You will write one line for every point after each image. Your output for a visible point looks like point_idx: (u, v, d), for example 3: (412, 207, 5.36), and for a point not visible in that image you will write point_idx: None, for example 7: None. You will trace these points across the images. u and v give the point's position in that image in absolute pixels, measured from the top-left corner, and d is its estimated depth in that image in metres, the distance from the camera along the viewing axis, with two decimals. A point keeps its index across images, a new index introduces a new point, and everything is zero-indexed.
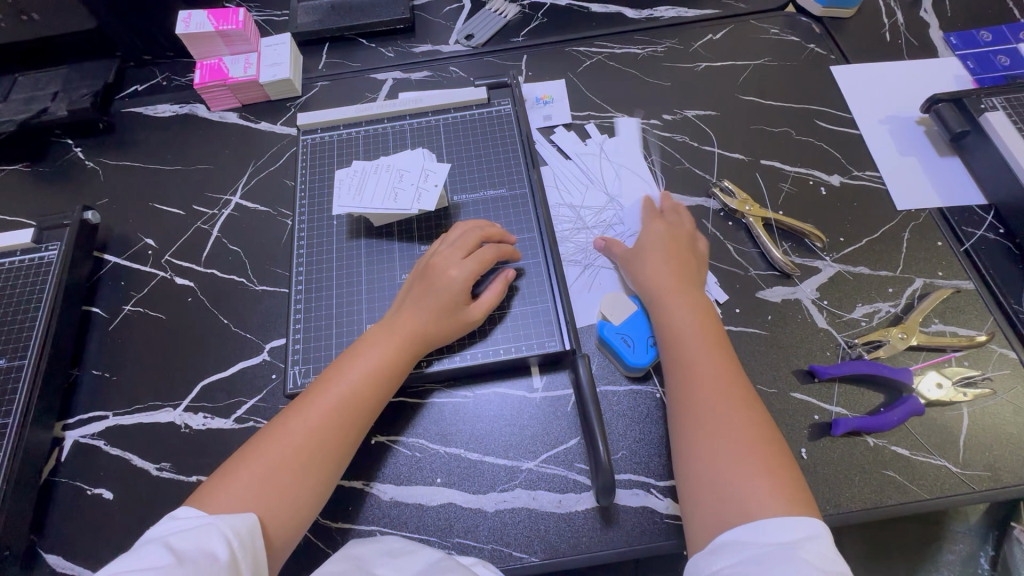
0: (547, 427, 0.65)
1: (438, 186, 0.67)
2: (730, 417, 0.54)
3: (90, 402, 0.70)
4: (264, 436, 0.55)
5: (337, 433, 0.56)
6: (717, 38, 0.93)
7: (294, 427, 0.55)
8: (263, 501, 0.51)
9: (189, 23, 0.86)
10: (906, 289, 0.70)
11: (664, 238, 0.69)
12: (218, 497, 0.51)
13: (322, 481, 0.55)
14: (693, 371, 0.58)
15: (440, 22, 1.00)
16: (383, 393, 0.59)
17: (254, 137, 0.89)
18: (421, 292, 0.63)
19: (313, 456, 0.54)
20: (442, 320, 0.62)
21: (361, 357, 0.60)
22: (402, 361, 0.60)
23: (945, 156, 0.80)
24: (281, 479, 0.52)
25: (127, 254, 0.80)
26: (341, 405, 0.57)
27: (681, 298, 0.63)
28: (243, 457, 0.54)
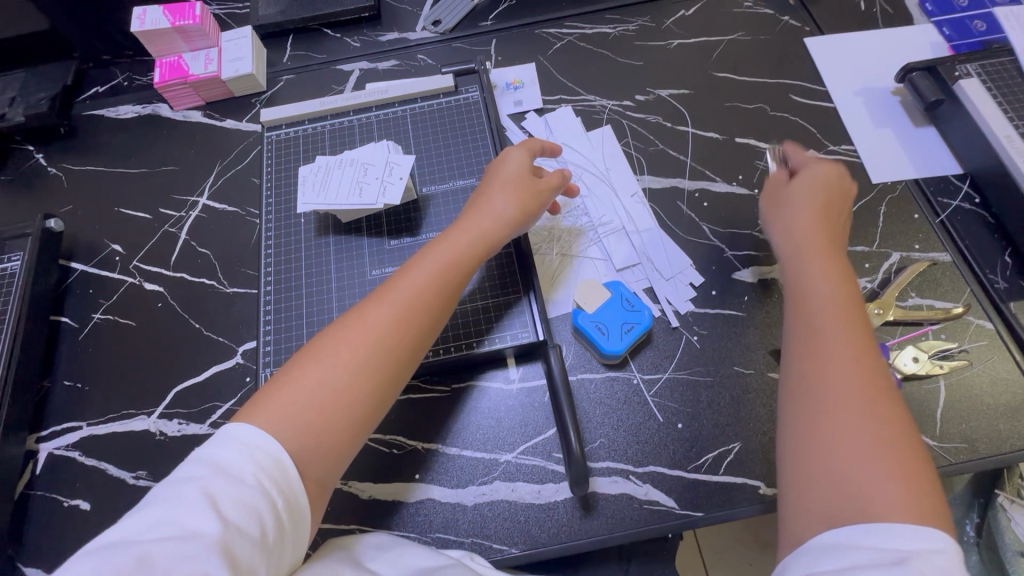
0: (524, 418, 0.64)
1: (403, 180, 0.66)
2: (857, 399, 0.47)
3: (63, 414, 0.69)
4: (319, 346, 0.51)
5: (400, 343, 0.52)
6: (689, 14, 0.91)
7: (355, 334, 0.52)
8: (315, 419, 0.47)
9: (144, 20, 0.83)
10: (883, 264, 0.69)
11: (818, 189, 0.64)
12: (275, 399, 0.47)
13: (383, 394, 0.51)
14: (823, 355, 0.51)
15: (406, 8, 0.97)
16: (446, 295, 0.57)
17: (220, 135, 0.87)
18: (490, 194, 0.63)
19: (375, 366, 0.51)
20: (517, 207, 0.63)
21: (425, 260, 0.58)
22: (467, 260, 0.59)
23: (920, 126, 0.78)
24: (340, 391, 0.49)
25: (95, 261, 0.79)
26: (404, 307, 0.54)
27: (816, 266, 0.57)
28: (295, 370, 0.49)
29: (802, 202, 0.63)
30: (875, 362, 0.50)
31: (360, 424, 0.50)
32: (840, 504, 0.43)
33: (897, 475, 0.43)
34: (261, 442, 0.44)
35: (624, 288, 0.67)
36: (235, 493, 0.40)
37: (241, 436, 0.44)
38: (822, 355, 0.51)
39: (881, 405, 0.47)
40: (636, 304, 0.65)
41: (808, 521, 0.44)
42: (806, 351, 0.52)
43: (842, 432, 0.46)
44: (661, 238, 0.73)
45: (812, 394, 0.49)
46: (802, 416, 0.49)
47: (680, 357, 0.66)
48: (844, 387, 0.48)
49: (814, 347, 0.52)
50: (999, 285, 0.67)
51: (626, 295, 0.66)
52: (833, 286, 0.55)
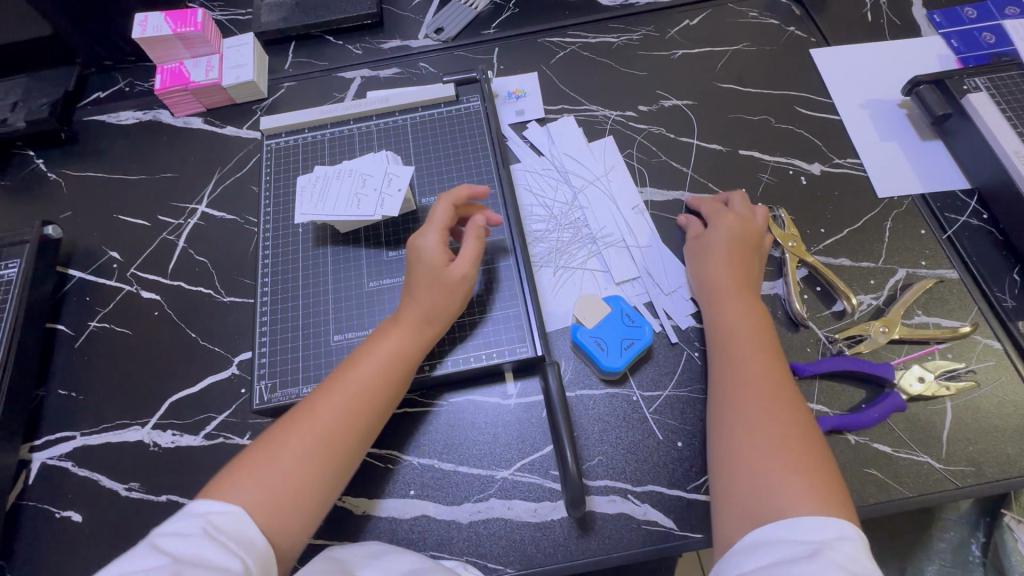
0: (522, 435, 0.63)
1: (401, 191, 0.65)
2: (763, 411, 0.52)
3: (57, 423, 0.69)
4: (269, 437, 0.52)
5: (343, 429, 0.53)
6: (693, 24, 0.90)
7: (296, 429, 0.52)
8: (267, 510, 0.48)
9: (146, 27, 0.83)
10: (888, 280, 0.68)
11: (732, 234, 0.66)
12: (224, 489, 0.48)
13: (332, 479, 0.52)
14: (736, 374, 0.56)
15: (409, 15, 0.97)
16: (395, 381, 0.57)
17: (220, 143, 0.86)
18: (422, 275, 0.61)
19: (324, 454, 0.52)
20: (439, 292, 0.60)
21: (372, 347, 0.58)
22: (414, 345, 0.59)
23: (927, 140, 0.77)
24: (290, 480, 0.49)
25: (92, 268, 0.78)
26: (351, 394, 0.55)
27: (732, 299, 0.62)
28: (244, 463, 0.50)
29: (719, 239, 0.66)
30: (784, 387, 0.54)
31: (312, 511, 0.50)
32: (756, 506, 0.47)
33: (806, 480, 0.47)
34: (216, 510, 0.46)
35: (624, 302, 0.66)
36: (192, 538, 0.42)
37: (198, 507, 0.46)
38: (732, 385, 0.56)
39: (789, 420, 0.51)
40: (636, 321, 0.65)
41: (731, 528, 0.47)
42: (725, 376, 0.57)
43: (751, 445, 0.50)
44: (663, 251, 0.72)
45: (727, 414, 0.54)
46: (720, 439, 0.53)
47: (681, 373, 0.65)
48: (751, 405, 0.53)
49: (730, 373, 0.57)
50: (1007, 303, 0.66)
51: (626, 309, 0.66)
52: (741, 315, 0.60)
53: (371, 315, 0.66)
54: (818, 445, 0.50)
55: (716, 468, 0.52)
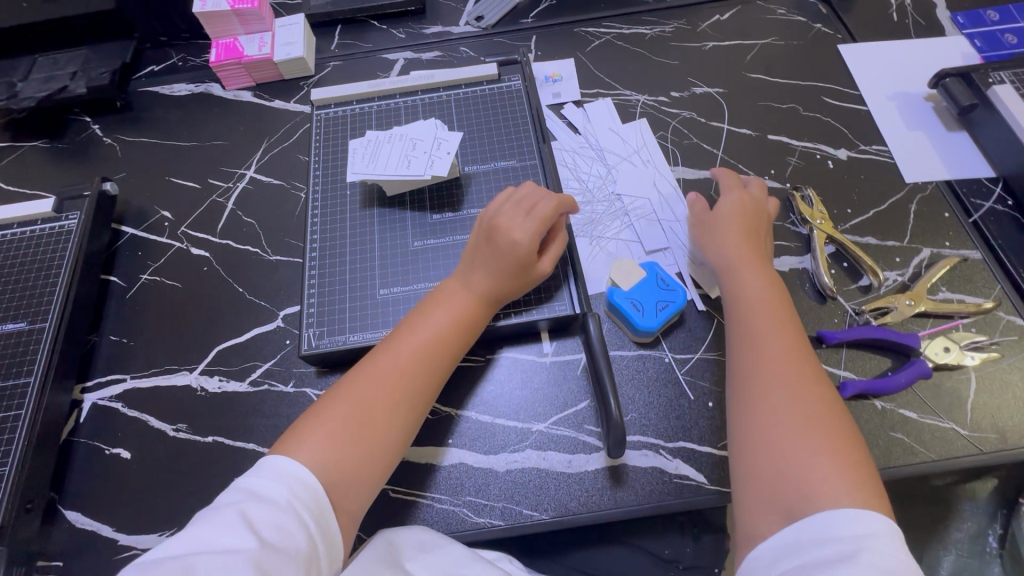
0: (557, 391, 0.65)
1: (450, 154, 0.69)
2: (793, 386, 0.53)
3: (108, 367, 0.72)
4: (345, 394, 0.54)
5: (417, 388, 0.56)
6: (724, 18, 0.94)
7: (373, 387, 0.55)
8: (353, 462, 0.51)
9: (206, 3, 0.87)
10: (914, 258, 0.71)
11: (740, 212, 0.68)
12: (301, 446, 0.50)
13: (404, 434, 0.55)
14: (760, 347, 0.56)
15: (450, 4, 1.01)
16: (458, 346, 0.60)
17: (268, 114, 0.90)
18: (495, 246, 0.62)
19: (395, 414, 0.54)
20: (514, 273, 0.62)
21: (435, 311, 0.60)
22: (478, 314, 0.61)
23: (953, 130, 0.80)
24: (371, 436, 0.52)
25: (144, 226, 0.82)
26: (424, 352, 0.58)
27: (752, 271, 0.63)
28: (328, 419, 0.52)
29: (728, 217, 0.68)
30: (812, 365, 0.55)
31: (388, 464, 0.53)
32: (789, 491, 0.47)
33: (835, 461, 0.47)
34: (299, 478, 0.47)
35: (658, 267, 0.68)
36: (282, 526, 0.43)
37: (280, 470, 0.47)
38: (755, 353, 0.56)
39: (802, 388, 0.52)
40: (672, 283, 0.67)
41: (760, 513, 0.48)
42: (747, 350, 0.57)
43: (772, 423, 0.51)
44: None
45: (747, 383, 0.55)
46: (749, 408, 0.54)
47: (712, 338, 0.67)
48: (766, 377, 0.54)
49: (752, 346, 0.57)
50: None
51: (661, 273, 0.68)
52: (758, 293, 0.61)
53: (415, 272, 0.69)
54: (847, 427, 0.51)
55: (738, 444, 0.53)
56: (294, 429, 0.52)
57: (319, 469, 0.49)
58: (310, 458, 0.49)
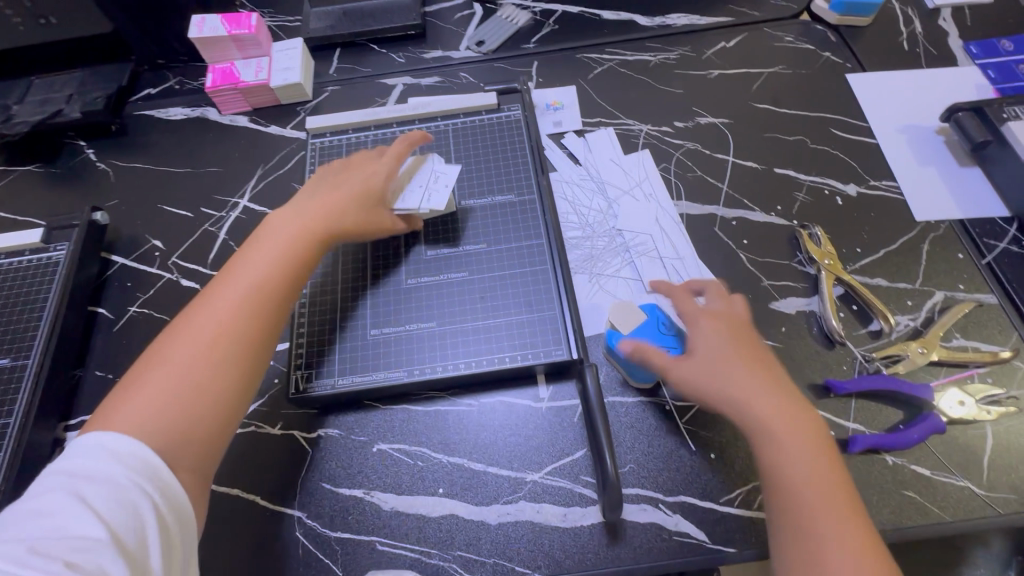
0: (552, 438, 0.63)
1: (446, 188, 0.69)
2: (835, 522, 0.50)
3: (93, 403, 0.70)
4: (169, 347, 0.54)
5: (250, 327, 0.56)
6: (730, 46, 0.92)
7: (204, 326, 0.55)
8: (174, 415, 0.51)
9: (202, 28, 0.86)
10: (926, 301, 0.68)
11: (720, 313, 0.62)
12: (140, 393, 0.51)
13: (244, 376, 0.55)
14: (789, 477, 0.53)
15: (451, 27, 1.00)
16: (287, 288, 0.60)
17: (264, 140, 0.89)
18: (320, 200, 0.66)
19: (234, 345, 0.55)
20: (348, 217, 0.65)
21: (259, 260, 0.60)
22: (301, 259, 0.61)
23: (965, 166, 0.78)
24: (205, 373, 0.53)
25: (135, 255, 0.80)
26: (249, 291, 0.58)
27: (758, 380, 0.57)
28: (145, 375, 0.52)
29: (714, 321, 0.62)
30: (839, 482, 0.53)
31: (227, 406, 0.53)
32: None
33: None
34: (118, 445, 0.47)
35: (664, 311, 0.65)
36: (111, 493, 0.44)
37: (99, 444, 0.47)
38: (778, 450, 0.54)
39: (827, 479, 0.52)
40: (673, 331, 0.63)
41: None
42: (778, 481, 0.53)
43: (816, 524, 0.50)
44: (696, 263, 0.72)
45: (775, 485, 0.53)
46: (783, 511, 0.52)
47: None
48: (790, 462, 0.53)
49: (784, 478, 0.53)
50: None
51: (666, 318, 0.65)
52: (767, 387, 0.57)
53: (406, 311, 0.67)
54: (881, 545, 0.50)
55: None
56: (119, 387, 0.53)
57: (136, 427, 0.49)
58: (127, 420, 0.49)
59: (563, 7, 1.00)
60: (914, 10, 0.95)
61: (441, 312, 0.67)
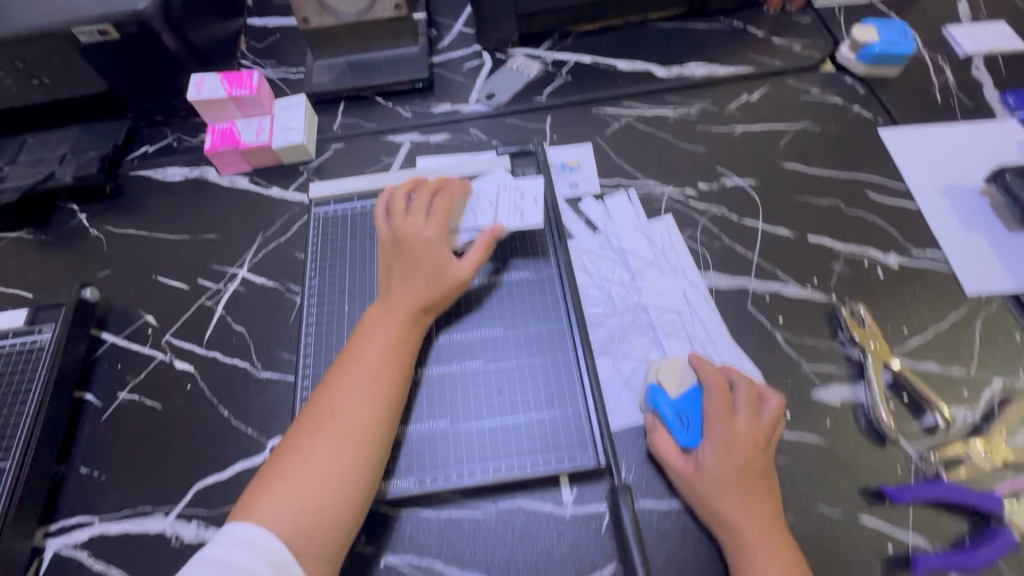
0: (579, 552, 0.57)
1: (540, 199, 0.69)
2: None
3: (75, 505, 0.64)
4: (298, 435, 0.55)
5: (366, 419, 0.55)
6: (753, 99, 0.88)
7: (318, 426, 0.55)
8: (305, 513, 0.51)
9: (201, 89, 0.82)
10: (984, 391, 0.62)
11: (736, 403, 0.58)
12: (268, 503, 0.51)
13: (369, 466, 0.54)
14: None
15: (459, 80, 0.96)
16: (398, 372, 0.59)
17: (265, 204, 0.85)
18: (407, 265, 0.64)
19: (354, 438, 0.54)
20: (432, 288, 0.63)
21: (371, 340, 0.60)
22: (410, 334, 0.61)
23: (1014, 232, 0.73)
24: (331, 473, 0.53)
25: (126, 333, 0.75)
26: (358, 383, 0.57)
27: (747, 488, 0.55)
28: (282, 466, 0.53)
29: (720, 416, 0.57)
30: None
31: (356, 499, 0.53)
32: None
33: None
34: (253, 538, 0.49)
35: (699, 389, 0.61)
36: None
37: (234, 535, 0.49)
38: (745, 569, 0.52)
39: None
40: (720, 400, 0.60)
41: None
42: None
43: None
44: (729, 346, 0.67)
45: None
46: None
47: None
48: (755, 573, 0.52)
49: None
50: None
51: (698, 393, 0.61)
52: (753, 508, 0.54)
53: (415, 406, 0.61)
54: None
55: None
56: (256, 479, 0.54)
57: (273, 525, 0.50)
58: (258, 517, 0.50)
59: (576, 57, 0.96)
60: (944, 58, 0.91)
61: (454, 408, 0.61)
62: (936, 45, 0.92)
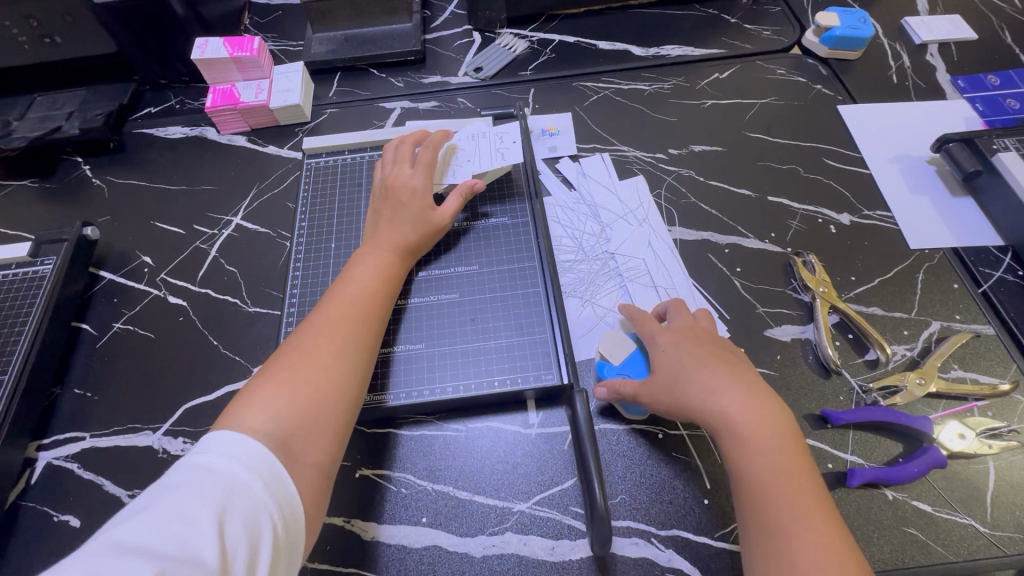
0: (541, 467, 0.61)
1: (516, 143, 0.75)
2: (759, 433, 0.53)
3: (68, 423, 0.68)
4: (293, 347, 0.56)
5: (358, 339, 0.58)
6: (723, 77, 0.94)
7: (311, 343, 0.56)
8: (305, 410, 0.52)
9: (204, 50, 0.87)
10: (923, 331, 0.67)
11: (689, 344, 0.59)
12: (257, 408, 0.50)
13: (359, 382, 0.57)
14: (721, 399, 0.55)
15: (449, 54, 1.01)
16: (386, 301, 0.63)
17: (261, 160, 0.89)
18: (394, 207, 0.68)
19: (348, 353, 0.57)
20: (419, 228, 0.67)
21: (365, 268, 0.64)
22: (399, 267, 0.65)
23: (957, 196, 0.78)
24: (323, 383, 0.54)
25: (124, 271, 0.79)
26: (352, 307, 0.60)
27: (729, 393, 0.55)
28: (278, 372, 0.54)
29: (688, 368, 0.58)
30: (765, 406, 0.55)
31: (346, 410, 0.55)
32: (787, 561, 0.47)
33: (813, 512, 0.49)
34: (252, 442, 0.47)
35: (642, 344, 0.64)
36: (247, 508, 0.42)
37: (227, 441, 0.46)
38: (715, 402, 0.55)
39: (767, 429, 0.53)
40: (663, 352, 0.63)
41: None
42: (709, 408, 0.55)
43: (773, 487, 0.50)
44: (689, 290, 0.71)
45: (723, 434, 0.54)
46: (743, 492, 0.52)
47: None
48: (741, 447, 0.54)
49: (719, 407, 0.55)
50: None
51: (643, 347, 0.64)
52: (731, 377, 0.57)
53: (394, 331, 0.66)
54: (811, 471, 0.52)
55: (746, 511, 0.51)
56: (245, 387, 0.53)
57: (273, 417, 0.50)
58: (257, 414, 0.50)
59: (560, 37, 1.02)
60: (902, 46, 0.98)
61: (430, 333, 0.66)
62: (895, 34, 0.99)
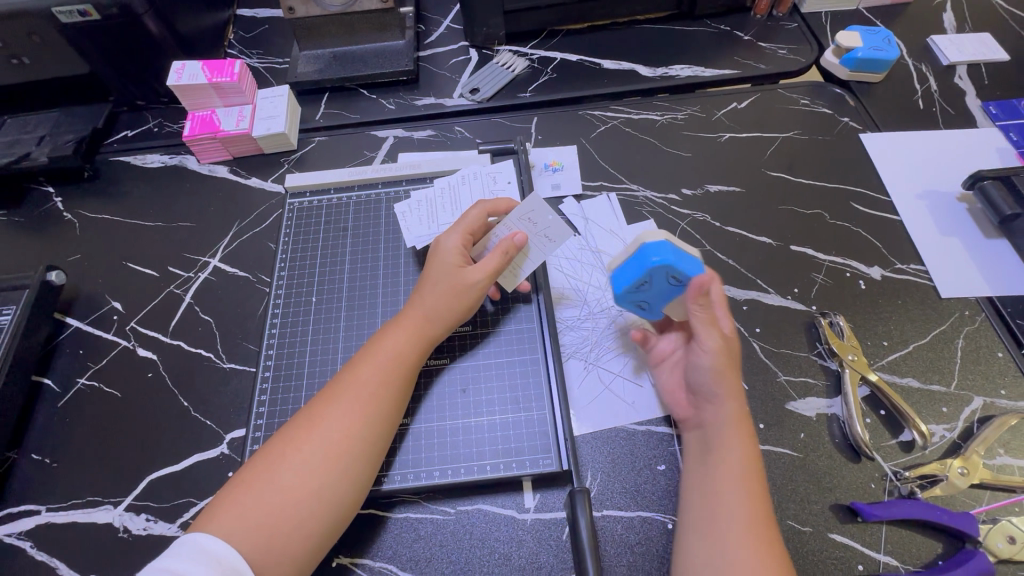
0: (535, 561, 0.55)
1: (556, 216, 0.61)
2: (740, 495, 0.51)
3: (24, 493, 0.62)
4: (280, 441, 0.53)
5: (347, 448, 0.52)
6: (741, 107, 0.87)
7: (298, 445, 0.52)
8: (268, 527, 0.48)
9: (182, 75, 0.81)
10: (963, 409, 0.60)
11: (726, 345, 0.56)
12: (228, 514, 0.48)
13: (345, 502, 0.51)
14: (718, 453, 0.53)
15: (445, 74, 0.95)
16: (392, 398, 0.56)
17: (242, 194, 0.83)
18: (434, 273, 0.62)
19: (339, 461, 0.52)
20: (450, 306, 0.60)
21: (370, 356, 0.58)
22: (412, 358, 0.58)
23: (991, 238, 0.72)
24: (299, 497, 0.49)
25: (91, 318, 0.74)
26: (349, 406, 0.54)
27: (728, 415, 0.54)
28: (256, 470, 0.51)
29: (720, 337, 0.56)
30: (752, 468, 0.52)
31: (326, 529, 0.50)
32: None
33: None
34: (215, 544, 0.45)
35: (655, 257, 0.56)
36: None
37: (196, 543, 0.45)
38: (712, 452, 0.54)
39: (750, 494, 0.51)
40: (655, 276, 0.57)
41: None
42: (704, 463, 0.54)
43: (722, 510, 0.50)
44: None
45: (699, 490, 0.53)
46: (692, 493, 0.53)
47: None
48: (704, 460, 0.54)
49: (714, 461, 0.53)
50: None
51: (671, 272, 0.56)
52: (731, 414, 0.55)
53: None
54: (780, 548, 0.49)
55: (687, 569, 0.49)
56: (231, 480, 0.52)
57: (234, 534, 0.47)
58: (229, 520, 0.48)
59: (563, 55, 0.95)
60: (928, 67, 0.90)
61: (418, 405, 0.62)
62: (920, 54, 0.92)
